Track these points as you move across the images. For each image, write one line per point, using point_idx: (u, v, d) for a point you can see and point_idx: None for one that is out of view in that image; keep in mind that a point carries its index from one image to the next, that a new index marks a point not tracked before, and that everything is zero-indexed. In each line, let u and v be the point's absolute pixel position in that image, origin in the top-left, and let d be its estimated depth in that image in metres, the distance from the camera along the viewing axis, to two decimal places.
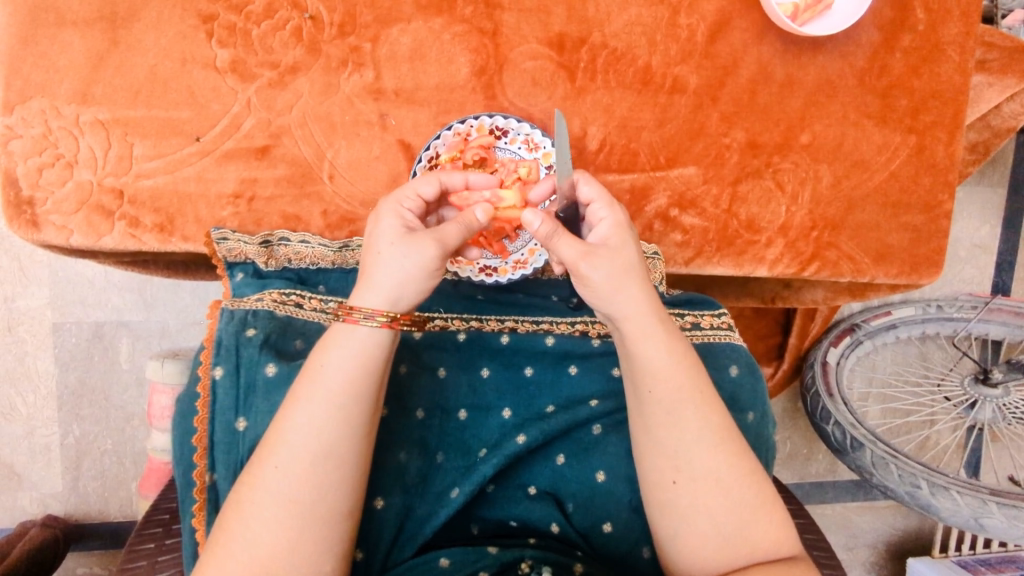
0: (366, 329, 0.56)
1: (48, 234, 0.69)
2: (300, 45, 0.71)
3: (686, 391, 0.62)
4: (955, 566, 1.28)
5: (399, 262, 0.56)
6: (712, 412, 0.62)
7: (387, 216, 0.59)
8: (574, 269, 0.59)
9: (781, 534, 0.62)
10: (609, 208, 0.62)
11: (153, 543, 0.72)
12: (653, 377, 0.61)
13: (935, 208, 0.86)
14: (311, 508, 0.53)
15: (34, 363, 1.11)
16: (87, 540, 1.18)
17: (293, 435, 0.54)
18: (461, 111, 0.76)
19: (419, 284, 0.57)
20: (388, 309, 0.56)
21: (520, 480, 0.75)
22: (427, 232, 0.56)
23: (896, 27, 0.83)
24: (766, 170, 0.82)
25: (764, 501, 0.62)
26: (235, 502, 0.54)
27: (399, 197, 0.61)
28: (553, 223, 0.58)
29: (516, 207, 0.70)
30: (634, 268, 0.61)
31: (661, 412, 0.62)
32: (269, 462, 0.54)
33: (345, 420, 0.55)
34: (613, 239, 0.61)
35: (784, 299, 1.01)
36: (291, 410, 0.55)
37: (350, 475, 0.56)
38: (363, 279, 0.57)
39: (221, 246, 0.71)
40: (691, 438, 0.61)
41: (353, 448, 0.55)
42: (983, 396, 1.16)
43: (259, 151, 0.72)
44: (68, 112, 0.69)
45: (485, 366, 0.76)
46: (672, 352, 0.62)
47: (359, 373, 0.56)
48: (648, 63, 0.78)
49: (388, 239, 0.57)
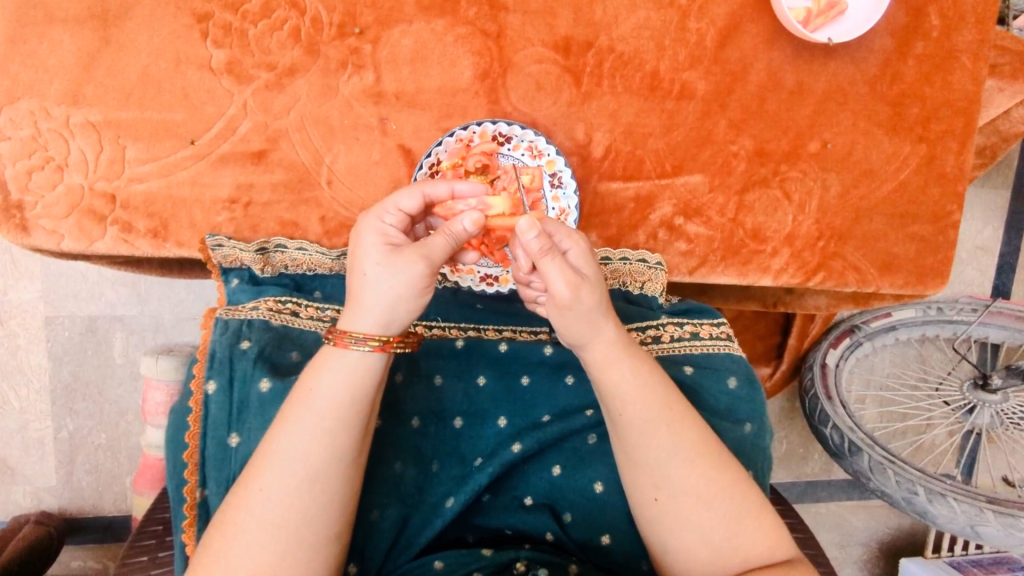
0: (360, 352, 0.55)
1: (38, 238, 0.68)
2: (298, 46, 0.69)
3: (656, 411, 0.61)
4: (947, 567, 1.28)
5: (386, 282, 0.54)
6: (684, 427, 0.62)
7: (369, 234, 0.56)
8: (563, 297, 0.56)
9: (774, 539, 0.61)
10: (571, 239, 0.58)
11: (146, 555, 0.72)
12: (622, 401, 0.61)
13: (943, 218, 0.84)
14: (297, 530, 0.53)
15: (27, 357, 1.10)
16: (81, 534, 1.17)
17: (278, 456, 0.53)
18: (463, 116, 0.74)
19: (407, 305, 0.55)
20: (379, 331, 0.55)
21: (515, 491, 0.74)
22: (413, 249, 0.54)
23: (909, 33, 0.81)
24: (774, 179, 0.81)
25: (748, 508, 0.61)
26: (222, 522, 0.53)
27: (380, 211, 0.58)
28: (547, 241, 0.55)
29: (506, 216, 0.65)
30: (608, 297, 0.60)
31: (634, 434, 0.61)
32: (255, 483, 0.53)
33: (336, 442, 0.54)
34: (590, 267, 0.58)
35: (785, 304, 0.99)
36: (279, 431, 0.54)
37: (341, 495, 0.55)
38: (352, 302, 0.56)
39: (215, 253, 0.70)
40: (666, 454, 0.61)
41: (342, 469, 0.55)
42: (982, 401, 1.15)
43: (256, 155, 0.71)
44: (57, 113, 0.67)
45: (481, 374, 0.75)
46: (638, 374, 0.61)
47: (348, 397, 0.55)
48: (655, 68, 0.76)
49: (374, 258, 0.55)
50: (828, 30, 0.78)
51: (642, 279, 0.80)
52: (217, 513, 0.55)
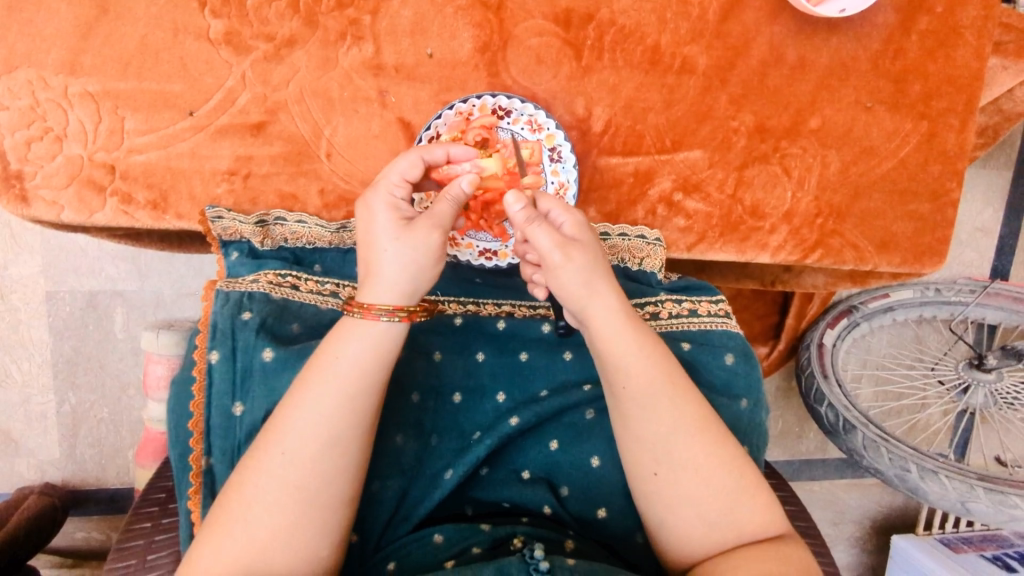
0: (388, 323, 0.56)
1: (38, 209, 0.68)
2: (297, 17, 0.69)
3: (658, 384, 0.62)
4: (937, 543, 1.31)
5: (407, 256, 0.56)
6: (685, 403, 0.62)
7: (380, 208, 0.58)
8: (550, 257, 0.58)
9: (769, 515, 0.63)
10: (567, 212, 0.61)
11: (149, 522, 0.73)
12: (625, 374, 0.61)
13: (942, 196, 0.84)
14: (311, 496, 0.54)
15: (29, 330, 1.11)
16: (85, 506, 1.19)
17: (295, 423, 0.54)
18: (462, 89, 0.73)
19: (428, 272, 0.57)
20: (403, 302, 0.57)
21: (513, 465, 0.75)
22: (426, 221, 0.56)
23: (913, 8, 0.80)
24: (773, 155, 0.81)
25: (745, 485, 0.62)
26: (238, 485, 0.54)
27: (387, 185, 0.59)
28: (532, 210, 0.59)
29: (498, 174, 0.68)
30: (603, 262, 0.62)
31: (635, 408, 0.62)
32: (273, 447, 0.54)
33: (353, 412, 0.55)
34: (581, 234, 0.61)
35: (784, 283, 0.99)
36: (300, 399, 0.55)
37: (355, 464, 0.56)
38: (370, 275, 0.57)
39: (215, 225, 0.70)
40: (665, 429, 0.61)
41: (358, 439, 0.56)
42: (976, 381, 1.16)
43: (255, 127, 0.70)
44: (55, 83, 0.66)
45: (480, 350, 0.76)
46: (641, 346, 0.61)
47: (367, 366, 0.55)
48: (656, 43, 0.76)
49: (391, 234, 0.56)
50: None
51: (641, 255, 0.80)
52: (230, 479, 0.55)
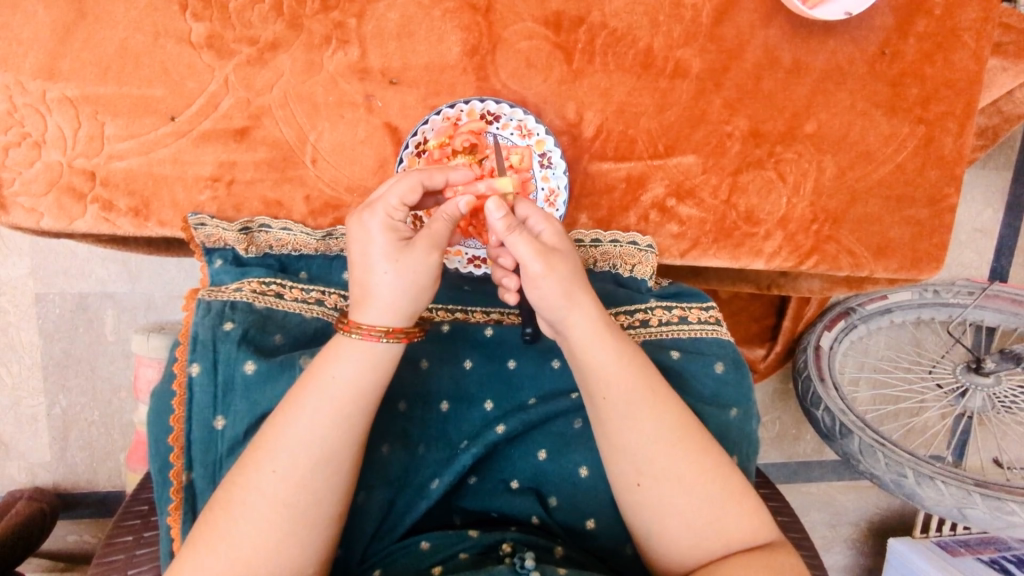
0: (388, 345, 0.55)
1: (16, 217, 0.67)
2: (280, 19, 0.67)
3: (639, 391, 0.61)
4: (935, 547, 1.29)
5: (404, 280, 0.55)
6: (666, 410, 0.61)
7: (375, 229, 0.55)
8: (528, 266, 0.57)
9: (756, 522, 0.62)
10: (547, 222, 0.61)
11: (131, 535, 0.72)
12: (606, 383, 0.60)
13: (940, 201, 0.83)
14: (296, 513, 0.53)
15: (18, 333, 1.10)
16: (76, 508, 1.18)
17: (274, 435, 0.53)
18: (451, 93, 0.72)
19: (426, 291, 0.57)
20: (401, 323, 0.56)
21: (502, 475, 0.74)
22: (425, 242, 0.55)
23: (911, 10, 0.79)
24: (768, 160, 0.79)
25: (730, 492, 0.61)
26: (221, 502, 0.53)
27: (386, 206, 0.56)
28: (511, 217, 0.57)
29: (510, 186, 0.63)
30: (580, 272, 0.61)
31: (618, 416, 0.61)
32: (258, 461, 0.53)
33: (336, 422, 0.54)
34: (560, 243, 0.61)
35: (780, 287, 0.98)
36: (288, 408, 0.54)
37: (343, 476, 0.55)
38: (364, 296, 0.56)
39: (198, 232, 0.69)
40: (647, 438, 0.60)
41: (345, 453, 0.55)
42: (974, 385, 1.15)
43: (238, 132, 0.69)
44: (33, 87, 0.65)
45: (468, 357, 0.74)
46: (618, 354, 0.61)
47: (348, 378, 0.54)
48: (649, 45, 0.75)
49: (388, 258, 0.54)
50: (847, 1, 0.74)
51: (633, 261, 0.79)
52: (213, 496, 0.54)
